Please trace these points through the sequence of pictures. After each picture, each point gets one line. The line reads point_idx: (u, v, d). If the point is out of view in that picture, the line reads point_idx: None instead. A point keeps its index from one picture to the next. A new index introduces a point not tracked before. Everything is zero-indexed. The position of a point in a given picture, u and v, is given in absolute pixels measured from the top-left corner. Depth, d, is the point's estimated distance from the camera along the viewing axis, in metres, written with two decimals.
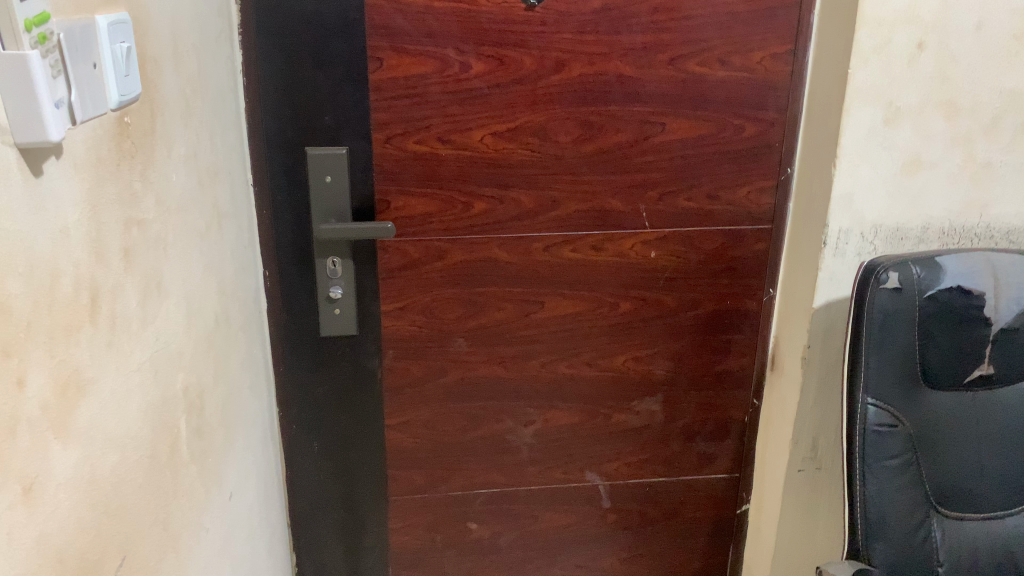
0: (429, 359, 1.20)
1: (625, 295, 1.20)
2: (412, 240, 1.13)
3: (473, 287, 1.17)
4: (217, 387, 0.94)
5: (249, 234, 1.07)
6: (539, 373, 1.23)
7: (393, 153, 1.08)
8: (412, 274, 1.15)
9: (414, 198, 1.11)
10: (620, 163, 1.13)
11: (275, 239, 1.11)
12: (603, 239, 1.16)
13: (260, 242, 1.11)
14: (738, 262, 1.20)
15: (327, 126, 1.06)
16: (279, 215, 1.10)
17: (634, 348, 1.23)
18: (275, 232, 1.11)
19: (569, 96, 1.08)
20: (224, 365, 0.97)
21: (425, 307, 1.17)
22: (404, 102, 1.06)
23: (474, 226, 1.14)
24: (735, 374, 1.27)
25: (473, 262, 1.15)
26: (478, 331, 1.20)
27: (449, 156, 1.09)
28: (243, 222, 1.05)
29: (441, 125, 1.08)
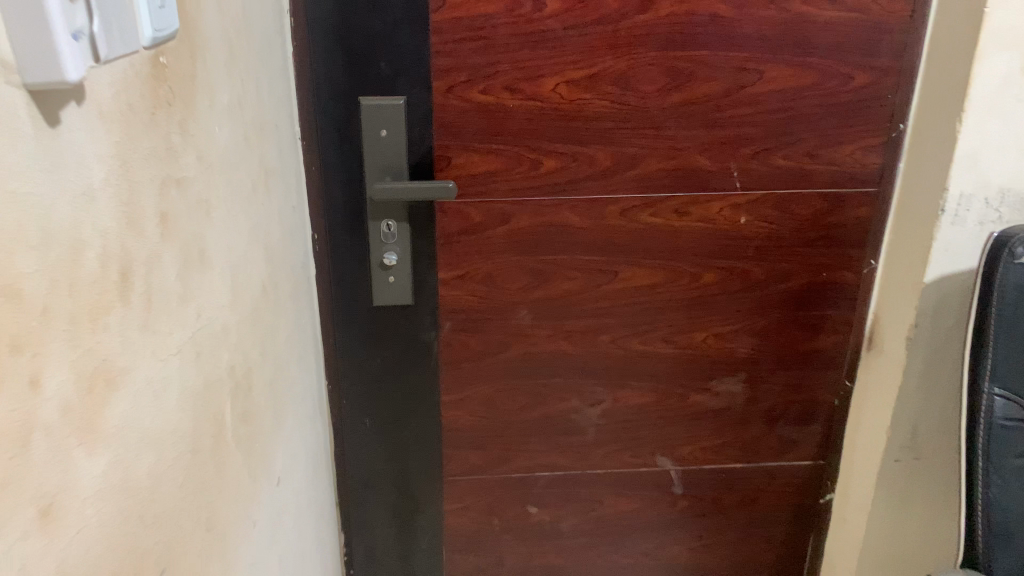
0: (490, 331, 1.10)
1: (708, 265, 1.08)
2: (475, 202, 1.03)
3: (540, 254, 1.06)
4: (263, 362, 0.85)
5: (296, 192, 0.97)
6: (609, 349, 1.12)
7: (455, 104, 0.97)
8: (474, 239, 1.05)
9: (477, 154, 1.00)
10: (709, 117, 1.00)
11: (326, 199, 1.01)
12: (687, 204, 1.04)
13: (307, 200, 1.01)
14: (836, 230, 1.07)
15: (383, 72, 0.95)
16: (328, 172, 1.00)
17: (717, 324, 1.12)
18: (326, 191, 1.00)
19: (656, 40, 0.96)
20: (274, 336, 0.88)
21: (487, 275, 1.07)
22: (469, 46, 0.94)
23: (543, 187, 1.03)
24: (825, 353, 1.15)
25: (540, 226, 1.05)
26: (543, 303, 1.09)
27: (518, 108, 0.98)
28: (290, 178, 0.95)
29: (510, 73, 0.96)
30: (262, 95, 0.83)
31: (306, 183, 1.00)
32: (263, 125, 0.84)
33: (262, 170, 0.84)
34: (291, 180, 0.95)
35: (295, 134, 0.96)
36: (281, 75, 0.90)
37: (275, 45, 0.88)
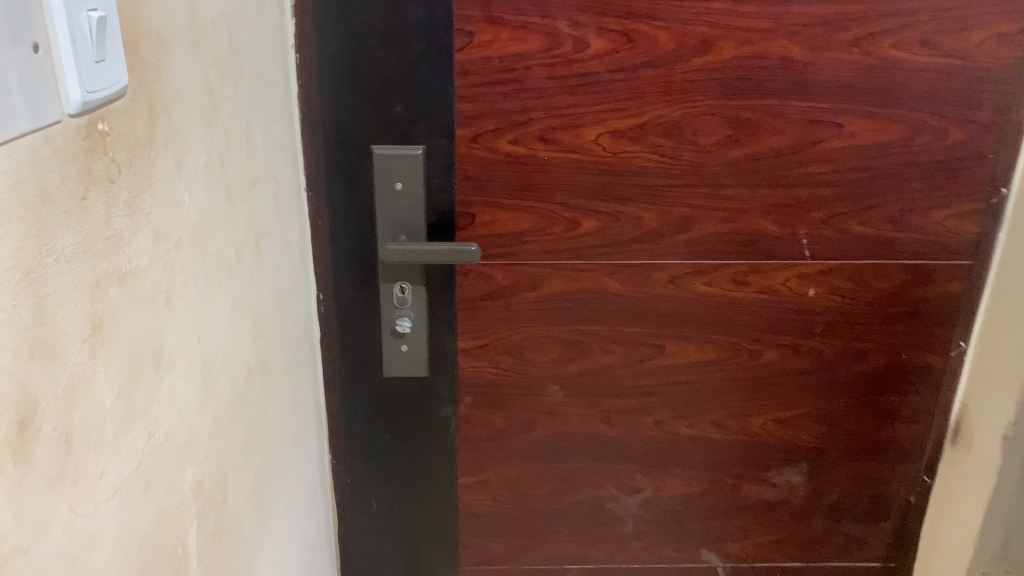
0: (515, 409, 0.97)
1: (770, 342, 0.94)
2: (501, 264, 0.90)
3: (575, 324, 0.93)
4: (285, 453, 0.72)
5: (296, 250, 0.85)
6: (652, 432, 0.99)
7: (481, 154, 0.84)
8: (499, 306, 0.92)
9: (505, 212, 0.87)
10: (776, 175, 0.86)
11: (333, 257, 0.88)
12: (747, 272, 0.91)
13: (310, 259, 0.88)
14: (920, 306, 0.93)
15: (398, 118, 0.82)
16: (336, 229, 0.87)
17: (776, 408, 0.98)
18: (332, 248, 0.88)
19: (716, 86, 0.82)
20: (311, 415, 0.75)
21: (513, 346, 0.94)
22: (498, 89, 0.81)
23: (580, 249, 0.89)
24: (901, 444, 1.01)
25: (576, 293, 0.91)
26: (577, 378, 0.96)
27: (553, 160, 0.85)
28: (290, 236, 0.82)
29: (545, 120, 0.83)
30: (252, 142, 0.71)
31: (310, 240, 0.88)
32: (253, 178, 0.72)
33: (249, 230, 0.71)
34: (291, 237, 0.83)
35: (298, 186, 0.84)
36: (280, 119, 0.78)
37: (272, 85, 0.75)
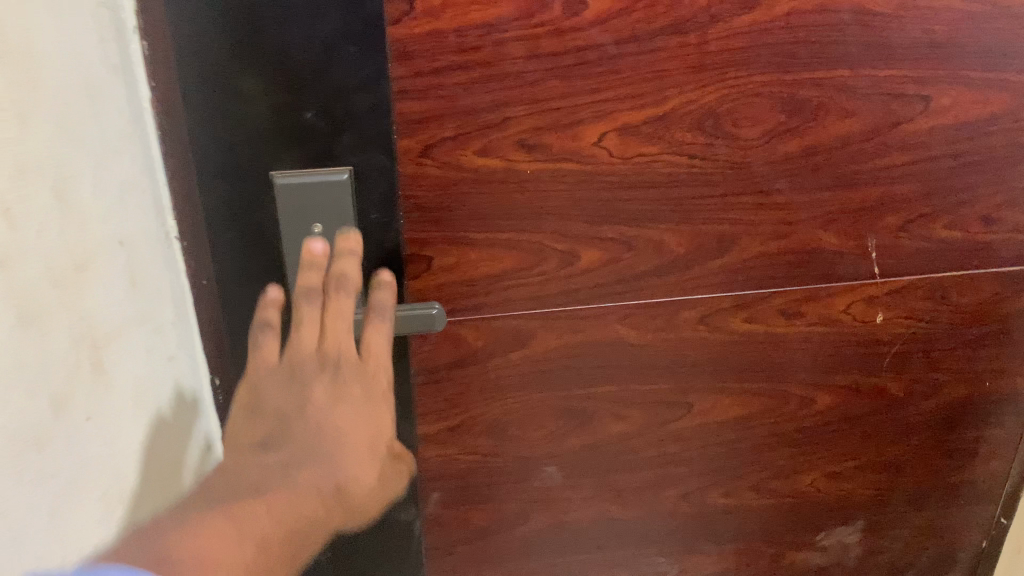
0: (500, 501, 0.73)
1: (826, 385, 0.72)
2: (473, 320, 0.64)
3: (575, 389, 0.68)
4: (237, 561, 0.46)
5: (163, 337, 0.57)
6: (677, 506, 0.76)
7: (436, 172, 0.58)
8: (471, 375, 0.66)
9: (476, 250, 0.61)
10: (841, 172, 0.62)
11: (228, 331, 0.61)
12: (801, 300, 0.67)
13: (183, 335, 0.61)
14: (1013, 323, 0.71)
15: (310, 131, 0.54)
16: (229, 293, 0.59)
17: (830, 462, 0.76)
18: (226, 320, 0.60)
19: (766, 55, 0.57)
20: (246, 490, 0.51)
21: (494, 423, 0.69)
22: (456, 77, 0.55)
23: (580, 291, 0.64)
24: (978, 486, 0.80)
25: (575, 349, 0.67)
26: (580, 456, 0.72)
27: (540, 174, 0.59)
28: (151, 323, 0.55)
29: (525, 119, 0.57)
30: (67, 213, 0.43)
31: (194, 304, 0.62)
32: (77, 269, 0.44)
33: (76, 357, 0.44)
34: (151, 323, 0.55)
35: (151, 244, 0.56)
36: (109, 157, 0.50)
37: (87, 109, 0.47)
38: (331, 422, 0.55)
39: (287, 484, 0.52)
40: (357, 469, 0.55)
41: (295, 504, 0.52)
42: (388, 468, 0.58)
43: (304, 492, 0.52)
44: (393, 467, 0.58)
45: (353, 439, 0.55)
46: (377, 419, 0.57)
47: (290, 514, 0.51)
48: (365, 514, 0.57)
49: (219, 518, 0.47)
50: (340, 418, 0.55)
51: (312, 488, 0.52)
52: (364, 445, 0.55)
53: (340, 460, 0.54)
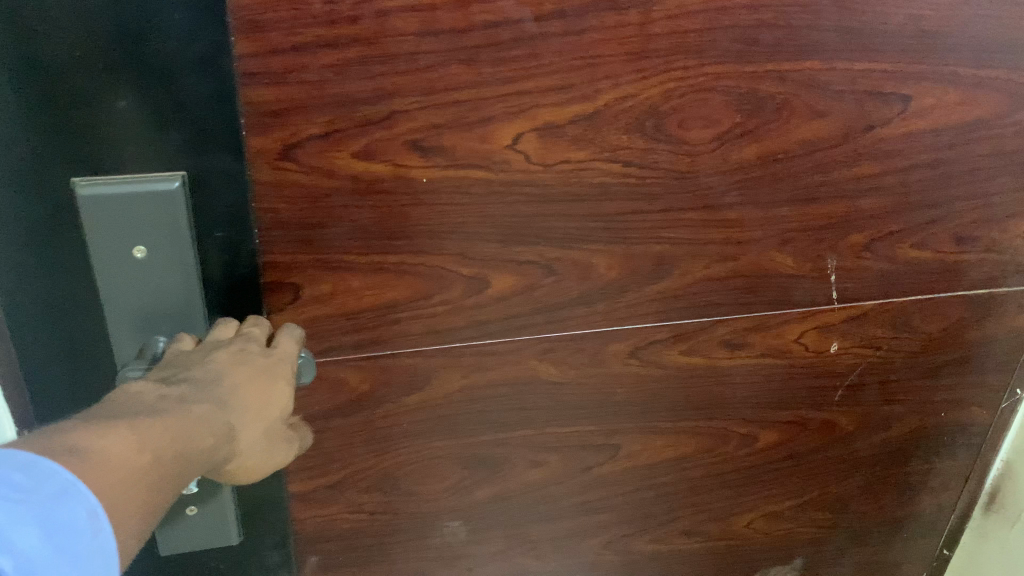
0: (393, 561, 0.61)
1: (771, 420, 0.63)
2: (356, 361, 0.51)
3: (483, 435, 0.57)
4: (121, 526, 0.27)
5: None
6: (600, 556, 0.66)
7: (302, 181, 0.44)
8: (355, 423, 0.54)
9: (357, 278, 0.48)
10: (803, 183, 0.52)
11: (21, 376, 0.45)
12: (747, 330, 0.57)
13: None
14: (975, 350, 0.63)
15: (125, 124, 0.40)
16: (27, 339, 0.44)
17: (771, 501, 0.67)
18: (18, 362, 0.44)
19: (723, 40, 0.45)
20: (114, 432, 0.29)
21: (384, 478, 0.57)
22: (326, 57, 0.41)
23: (490, 324, 0.52)
24: (924, 519, 0.73)
25: (483, 390, 0.55)
26: (489, 507, 0.60)
27: (439, 184, 0.46)
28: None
29: (420, 113, 0.44)
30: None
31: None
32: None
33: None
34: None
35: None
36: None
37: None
38: (236, 380, 0.37)
39: (185, 406, 0.33)
40: (250, 424, 0.37)
41: (197, 418, 0.33)
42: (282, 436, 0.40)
43: (206, 416, 0.34)
44: (283, 440, 0.40)
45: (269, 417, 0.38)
46: (275, 392, 0.39)
47: (204, 429, 0.33)
48: (248, 474, 0.38)
49: (125, 429, 0.29)
50: (245, 375, 0.38)
51: (217, 423, 0.34)
52: (260, 413, 0.37)
53: (242, 403, 0.37)
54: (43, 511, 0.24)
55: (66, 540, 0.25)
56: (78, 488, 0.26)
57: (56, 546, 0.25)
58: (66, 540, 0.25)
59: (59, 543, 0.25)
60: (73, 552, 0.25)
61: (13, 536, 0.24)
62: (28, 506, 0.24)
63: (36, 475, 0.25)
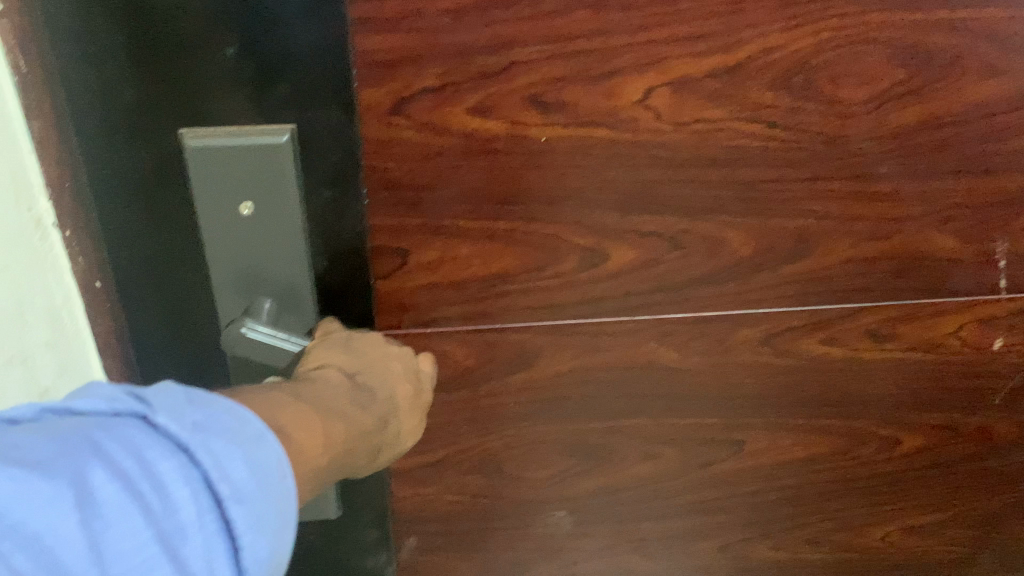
0: (493, 549, 0.58)
1: (917, 423, 0.56)
2: (463, 335, 0.48)
3: (594, 422, 0.53)
4: (305, 473, 0.33)
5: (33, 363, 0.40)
6: (714, 560, 0.61)
7: (414, 138, 0.41)
8: (459, 402, 0.51)
9: (467, 246, 0.45)
10: (973, 153, 0.45)
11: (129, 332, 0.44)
12: (895, 319, 0.51)
13: (68, 358, 0.43)
14: None
15: (232, 74, 0.38)
16: (134, 298, 0.43)
17: (910, 513, 0.60)
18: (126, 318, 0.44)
19: None
20: (316, 391, 0.38)
21: (488, 461, 0.54)
22: (442, 3, 0.38)
23: (606, 302, 0.48)
24: None
25: (596, 373, 0.51)
26: (597, 500, 0.57)
27: (557, 145, 0.42)
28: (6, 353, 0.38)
29: (541, 65, 0.40)
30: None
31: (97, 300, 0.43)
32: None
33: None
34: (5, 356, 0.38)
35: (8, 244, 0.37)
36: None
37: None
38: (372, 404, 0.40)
39: (353, 384, 0.40)
40: (373, 420, 0.40)
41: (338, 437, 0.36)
42: (392, 455, 0.43)
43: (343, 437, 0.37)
44: (393, 455, 0.42)
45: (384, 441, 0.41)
46: (383, 393, 0.41)
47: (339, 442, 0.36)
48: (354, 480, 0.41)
49: (336, 373, 0.40)
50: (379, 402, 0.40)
51: (348, 443, 0.37)
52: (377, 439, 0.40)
53: (370, 426, 0.39)
54: (245, 450, 0.27)
55: (263, 478, 0.27)
56: (270, 437, 0.28)
57: (259, 480, 0.27)
58: (267, 474, 0.27)
59: (263, 480, 0.27)
60: (270, 494, 0.27)
61: (228, 469, 0.26)
62: (236, 446, 0.26)
63: (240, 416, 0.28)
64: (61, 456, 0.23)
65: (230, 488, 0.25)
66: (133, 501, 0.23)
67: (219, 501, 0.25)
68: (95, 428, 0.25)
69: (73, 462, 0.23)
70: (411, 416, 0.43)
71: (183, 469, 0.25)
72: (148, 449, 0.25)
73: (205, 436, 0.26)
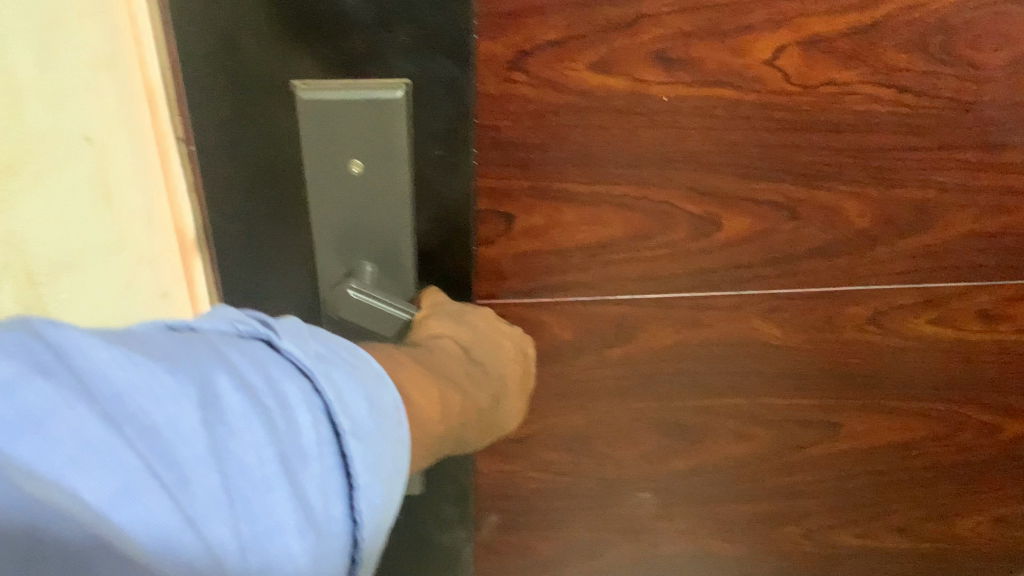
0: (572, 528, 0.57)
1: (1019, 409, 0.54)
2: (564, 306, 0.47)
3: (688, 399, 0.51)
4: (425, 441, 0.33)
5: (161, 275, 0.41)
6: (796, 545, 0.59)
7: (531, 95, 0.40)
8: (552, 376, 0.49)
9: (575, 212, 0.43)
10: None
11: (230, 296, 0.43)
12: (1009, 300, 0.49)
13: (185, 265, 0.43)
14: None
15: (353, 24, 0.36)
16: (239, 260, 0.42)
17: (1001, 502, 0.59)
18: (229, 281, 0.43)
19: None
20: (440, 363, 0.37)
21: (575, 436, 0.52)
22: None
23: (713, 274, 0.46)
24: None
25: (695, 349, 0.49)
26: (683, 480, 0.55)
27: (679, 105, 0.40)
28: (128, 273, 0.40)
29: (670, 19, 0.38)
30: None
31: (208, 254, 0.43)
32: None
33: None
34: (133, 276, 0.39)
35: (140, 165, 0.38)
36: (66, 50, 0.34)
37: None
38: (483, 382, 0.39)
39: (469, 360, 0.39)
40: (488, 400, 0.39)
41: (457, 410, 0.35)
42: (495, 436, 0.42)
43: (460, 410, 0.36)
44: (496, 436, 0.41)
45: (491, 421, 0.40)
46: (493, 372, 0.40)
47: (457, 415, 0.35)
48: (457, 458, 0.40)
49: (454, 347, 0.39)
50: (490, 380, 0.39)
51: (463, 417, 0.36)
52: (486, 418, 0.39)
53: (482, 404, 0.38)
54: (363, 386, 0.26)
55: (379, 418, 0.26)
56: (385, 381, 0.28)
57: (375, 420, 0.26)
58: (382, 417, 0.27)
59: (379, 420, 0.26)
60: (383, 437, 0.26)
61: (350, 401, 0.25)
62: (356, 380, 0.26)
63: (359, 358, 0.28)
64: (187, 357, 0.22)
65: (351, 422, 0.25)
66: (259, 412, 0.22)
67: (340, 432, 0.24)
68: (219, 343, 0.24)
69: (199, 364, 0.22)
70: (516, 399, 0.42)
71: (307, 393, 0.24)
72: (273, 367, 0.24)
73: (327, 366, 0.26)
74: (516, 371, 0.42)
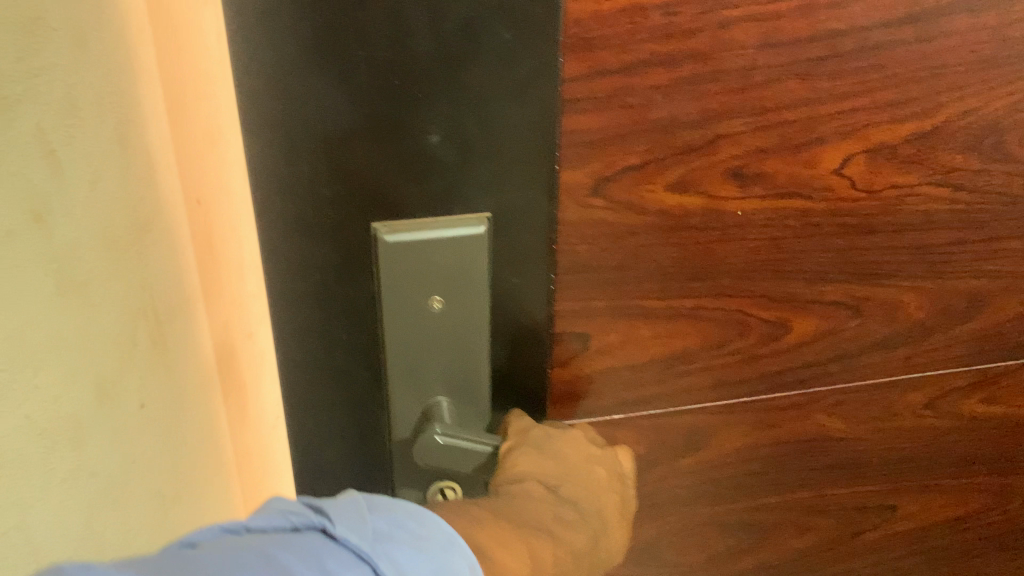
0: None
1: None
2: (637, 422, 0.45)
3: (755, 499, 0.50)
4: None
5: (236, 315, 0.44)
6: None
7: (610, 220, 0.39)
8: None
9: (650, 328, 0.43)
10: None
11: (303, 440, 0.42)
12: None
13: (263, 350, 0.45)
14: None
15: (438, 164, 0.36)
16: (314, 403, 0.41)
17: None
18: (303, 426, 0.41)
19: None
20: (527, 517, 0.36)
21: (645, 548, 0.51)
22: (654, 78, 0.36)
23: (781, 375, 0.46)
24: None
25: (763, 450, 0.49)
26: None
27: (751, 218, 0.41)
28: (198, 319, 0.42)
29: (745, 138, 0.38)
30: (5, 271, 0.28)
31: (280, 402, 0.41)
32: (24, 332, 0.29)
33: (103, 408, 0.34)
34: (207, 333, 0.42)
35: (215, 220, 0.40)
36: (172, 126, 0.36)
37: (75, 77, 0.31)
38: (574, 521, 0.38)
39: (557, 500, 0.38)
40: (582, 541, 0.38)
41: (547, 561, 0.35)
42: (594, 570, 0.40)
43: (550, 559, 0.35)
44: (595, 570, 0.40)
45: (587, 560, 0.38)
46: (583, 508, 0.39)
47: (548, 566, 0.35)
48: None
49: (540, 489, 0.38)
50: (580, 518, 0.38)
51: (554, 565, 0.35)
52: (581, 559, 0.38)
53: (575, 547, 0.37)
54: (430, 555, 0.28)
55: None
56: (457, 543, 0.30)
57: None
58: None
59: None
60: None
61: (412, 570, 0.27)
62: (420, 551, 0.28)
63: (424, 522, 0.30)
64: (250, 565, 0.23)
65: None
66: None
67: None
68: (273, 542, 0.25)
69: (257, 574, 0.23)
70: (610, 531, 0.40)
71: None
72: (331, 557, 0.25)
73: (385, 546, 0.27)
74: (606, 500, 0.41)
